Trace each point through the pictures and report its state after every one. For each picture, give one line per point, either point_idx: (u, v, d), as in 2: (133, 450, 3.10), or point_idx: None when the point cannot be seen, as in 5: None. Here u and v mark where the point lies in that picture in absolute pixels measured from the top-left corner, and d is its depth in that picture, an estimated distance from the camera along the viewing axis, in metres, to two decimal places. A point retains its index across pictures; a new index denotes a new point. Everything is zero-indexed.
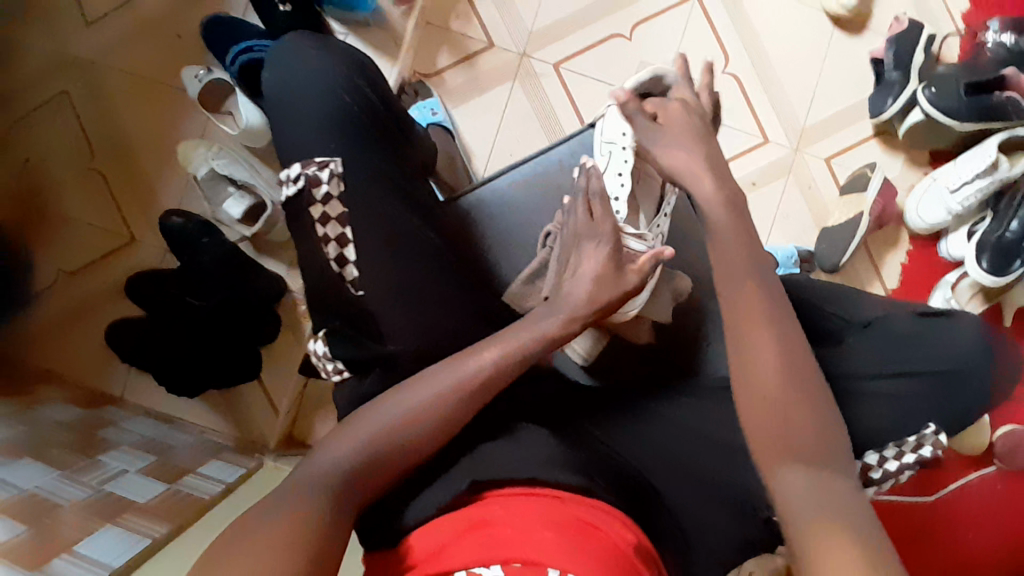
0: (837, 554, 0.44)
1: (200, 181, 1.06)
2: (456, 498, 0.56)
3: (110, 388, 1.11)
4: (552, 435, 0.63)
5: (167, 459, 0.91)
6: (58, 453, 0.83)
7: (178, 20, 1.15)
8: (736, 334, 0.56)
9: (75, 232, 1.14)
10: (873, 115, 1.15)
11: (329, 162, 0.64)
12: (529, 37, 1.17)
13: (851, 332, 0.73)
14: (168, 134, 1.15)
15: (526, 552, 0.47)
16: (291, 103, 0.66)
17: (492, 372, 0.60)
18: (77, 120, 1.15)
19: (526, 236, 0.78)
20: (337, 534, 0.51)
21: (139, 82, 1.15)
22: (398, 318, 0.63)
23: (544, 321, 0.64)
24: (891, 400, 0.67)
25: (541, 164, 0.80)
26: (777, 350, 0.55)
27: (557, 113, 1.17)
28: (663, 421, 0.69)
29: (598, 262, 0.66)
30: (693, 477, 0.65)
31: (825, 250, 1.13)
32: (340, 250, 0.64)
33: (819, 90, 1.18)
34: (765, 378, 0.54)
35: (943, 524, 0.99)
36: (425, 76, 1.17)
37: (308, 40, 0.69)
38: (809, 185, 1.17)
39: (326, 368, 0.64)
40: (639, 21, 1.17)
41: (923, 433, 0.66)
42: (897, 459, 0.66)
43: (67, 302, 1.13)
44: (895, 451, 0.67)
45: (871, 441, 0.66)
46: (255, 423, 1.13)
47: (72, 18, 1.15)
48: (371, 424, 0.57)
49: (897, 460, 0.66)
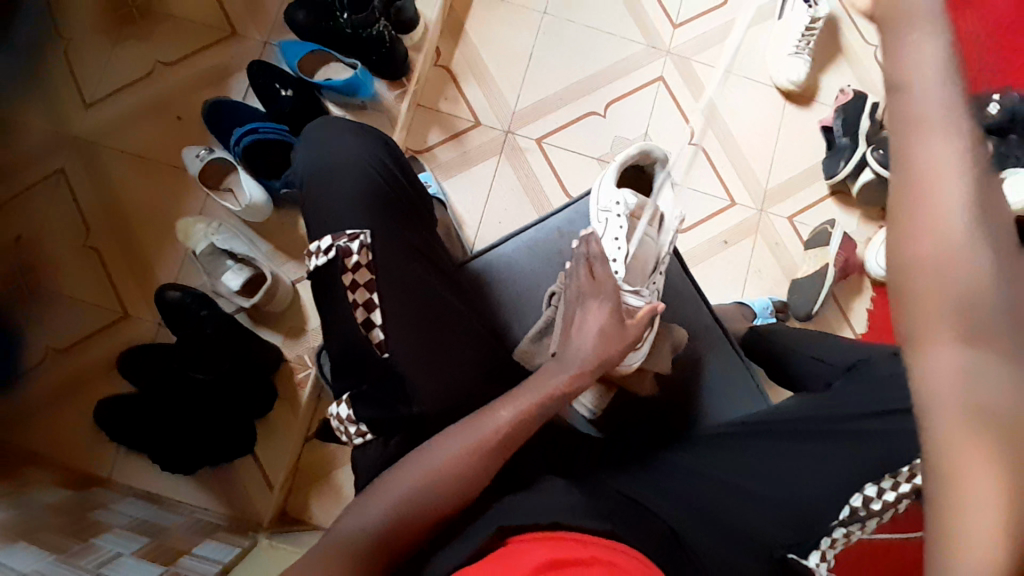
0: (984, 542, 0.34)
1: (200, 256, 1.09)
2: (480, 547, 0.55)
3: (97, 469, 1.07)
4: (572, 486, 0.63)
5: (162, 540, 0.88)
6: (52, 537, 0.80)
7: (178, 105, 1.21)
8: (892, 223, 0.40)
9: (65, 306, 1.13)
10: (828, 176, 1.26)
11: (359, 234, 0.68)
12: (514, 115, 1.26)
13: (838, 375, 0.79)
14: (164, 211, 1.18)
15: None
16: (323, 179, 0.72)
17: (509, 430, 0.62)
18: (73, 197, 1.17)
19: (532, 297, 0.83)
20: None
21: (138, 163, 1.19)
22: (423, 381, 0.66)
23: (554, 376, 0.66)
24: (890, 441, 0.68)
25: (540, 231, 0.86)
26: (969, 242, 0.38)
27: (542, 184, 1.24)
28: (673, 468, 0.72)
29: (601, 318, 0.69)
30: (715, 523, 0.65)
31: (797, 298, 1.21)
32: (368, 314, 0.67)
33: (777, 155, 1.29)
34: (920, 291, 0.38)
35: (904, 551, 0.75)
36: (416, 152, 1.24)
37: (339, 124, 0.76)
38: (776, 241, 1.27)
39: (348, 431, 0.66)
40: (614, 99, 1.28)
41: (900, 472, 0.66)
42: (881, 498, 0.66)
43: (53, 383, 1.10)
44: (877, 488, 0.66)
45: (872, 465, 0.67)
46: (249, 500, 1.10)
47: (72, 102, 1.20)
48: (399, 488, 0.59)
49: (880, 498, 0.66)
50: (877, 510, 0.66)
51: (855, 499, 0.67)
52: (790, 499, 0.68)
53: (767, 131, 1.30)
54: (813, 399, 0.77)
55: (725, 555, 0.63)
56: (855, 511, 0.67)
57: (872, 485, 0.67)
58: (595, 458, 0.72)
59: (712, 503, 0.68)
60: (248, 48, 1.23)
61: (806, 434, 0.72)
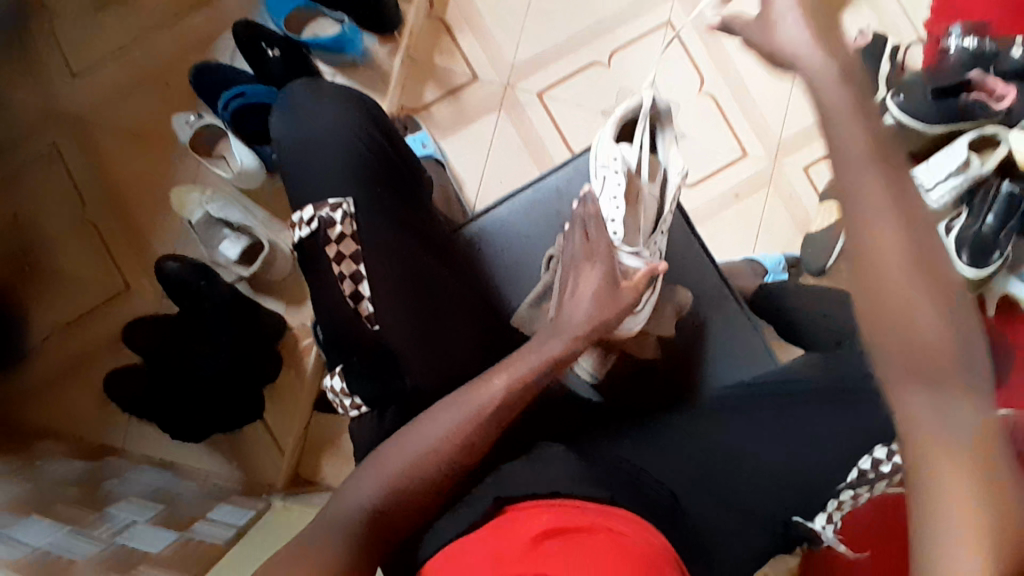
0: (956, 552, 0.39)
1: (195, 225, 1.08)
2: (478, 518, 0.55)
3: (111, 439, 1.09)
4: (569, 452, 0.63)
5: (175, 507, 0.90)
6: (66, 509, 0.82)
7: (165, 70, 1.17)
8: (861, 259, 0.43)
9: (67, 282, 1.13)
10: (847, 124, 1.17)
11: (341, 204, 0.67)
12: (512, 68, 1.21)
13: (849, 333, 0.76)
14: (158, 181, 1.16)
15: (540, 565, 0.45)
16: (307, 151, 0.69)
17: (502, 399, 0.60)
18: (67, 169, 1.15)
19: (529, 261, 0.81)
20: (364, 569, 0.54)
21: (128, 132, 1.16)
22: (415, 351, 0.65)
23: (547, 343, 0.64)
24: None
25: (540, 190, 0.83)
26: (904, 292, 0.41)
27: (544, 141, 1.20)
28: (674, 435, 0.70)
29: (595, 282, 0.67)
30: (716, 492, 0.65)
31: (810, 255, 1.15)
32: (355, 288, 0.66)
33: (792, 103, 1.23)
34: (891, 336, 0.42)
35: None
36: (411, 111, 1.20)
37: (315, 87, 0.73)
38: (789, 193, 1.21)
39: (343, 404, 0.65)
40: (617, 48, 1.21)
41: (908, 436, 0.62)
42: (890, 461, 0.62)
43: (62, 358, 1.11)
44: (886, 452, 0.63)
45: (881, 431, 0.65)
46: (260, 466, 1.12)
47: (59, 72, 1.17)
48: (393, 460, 0.58)
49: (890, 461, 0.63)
50: (886, 473, 0.63)
51: (864, 462, 0.64)
52: (793, 465, 0.66)
53: (782, 78, 1.23)
54: (818, 359, 0.73)
55: (724, 524, 0.63)
56: (864, 473, 0.64)
57: (883, 446, 0.64)
58: (593, 424, 0.72)
59: (713, 471, 0.66)
60: (234, 7, 1.18)
61: (811, 399, 0.69)
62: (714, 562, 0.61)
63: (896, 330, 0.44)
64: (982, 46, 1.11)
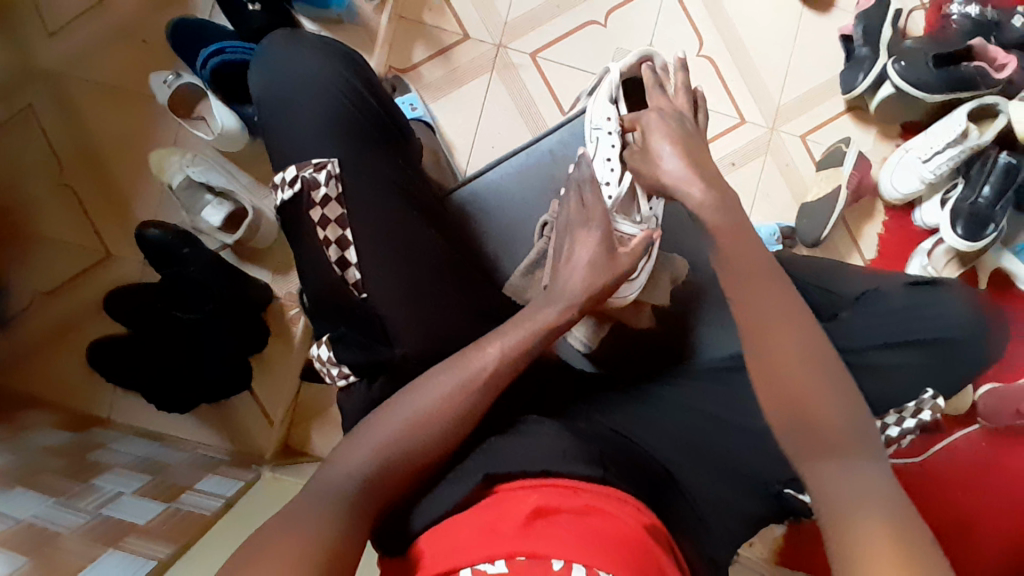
0: (876, 553, 0.45)
1: (177, 190, 1.04)
2: (467, 496, 0.53)
3: (97, 409, 1.07)
4: (563, 429, 0.61)
5: (163, 478, 0.89)
6: (50, 480, 0.80)
7: (142, 27, 1.12)
8: (797, 372, 0.55)
9: (48, 250, 1.10)
10: (845, 91, 1.17)
11: (326, 164, 0.64)
12: (505, 27, 1.17)
13: (846, 307, 0.74)
14: (138, 145, 1.12)
15: (530, 545, 0.46)
16: (287, 104, 0.67)
17: (496, 369, 0.59)
18: (44, 134, 1.11)
19: (522, 227, 0.79)
20: (348, 560, 0.50)
21: (107, 93, 1.12)
22: (405, 320, 0.63)
23: (542, 310, 0.64)
24: (876, 376, 0.68)
25: (533, 155, 0.80)
26: (841, 407, 0.53)
27: (537, 103, 1.16)
28: (668, 403, 0.69)
29: (590, 247, 0.66)
30: (716, 461, 0.65)
31: (806, 224, 1.14)
32: (342, 253, 0.64)
33: (793, 68, 1.20)
34: (828, 433, 0.52)
35: (940, 498, 1.04)
36: (400, 71, 1.16)
37: (298, 41, 0.70)
38: (787, 162, 1.19)
39: (331, 373, 0.65)
40: (614, 7, 1.17)
41: (921, 398, 0.70)
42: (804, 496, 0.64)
43: (42, 325, 1.08)
44: (896, 418, 0.71)
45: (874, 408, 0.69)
46: (249, 436, 1.10)
47: (32, 29, 1.11)
48: (379, 436, 0.56)
49: (899, 425, 0.71)
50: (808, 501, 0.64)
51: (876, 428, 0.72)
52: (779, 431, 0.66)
53: (782, 41, 1.20)
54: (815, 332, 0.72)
55: (719, 492, 0.64)
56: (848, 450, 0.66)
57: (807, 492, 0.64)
58: (586, 394, 0.71)
59: (710, 442, 0.66)
60: None
61: None
62: (708, 532, 0.61)
63: (813, 444, 0.52)
64: (983, 15, 1.12)
